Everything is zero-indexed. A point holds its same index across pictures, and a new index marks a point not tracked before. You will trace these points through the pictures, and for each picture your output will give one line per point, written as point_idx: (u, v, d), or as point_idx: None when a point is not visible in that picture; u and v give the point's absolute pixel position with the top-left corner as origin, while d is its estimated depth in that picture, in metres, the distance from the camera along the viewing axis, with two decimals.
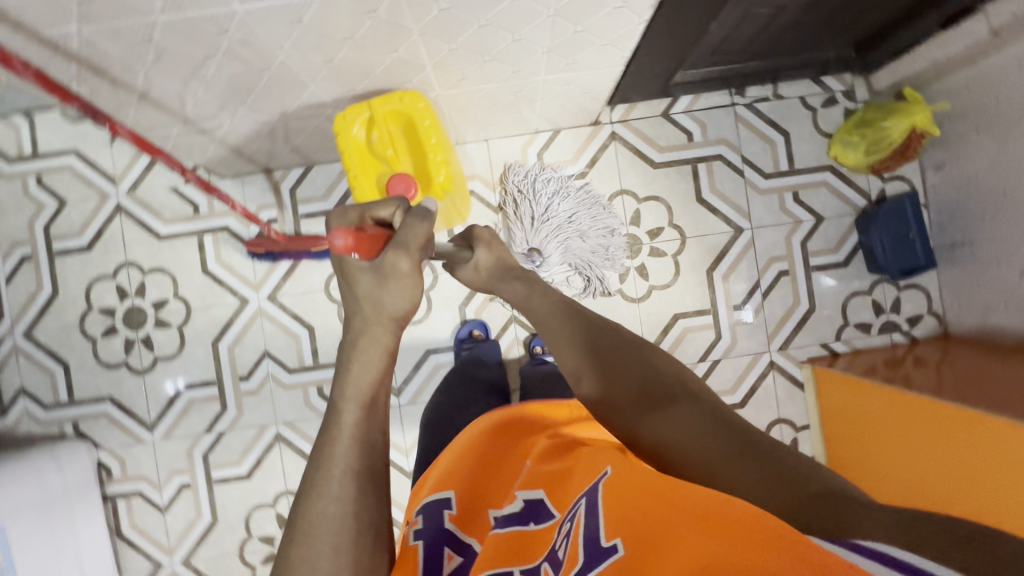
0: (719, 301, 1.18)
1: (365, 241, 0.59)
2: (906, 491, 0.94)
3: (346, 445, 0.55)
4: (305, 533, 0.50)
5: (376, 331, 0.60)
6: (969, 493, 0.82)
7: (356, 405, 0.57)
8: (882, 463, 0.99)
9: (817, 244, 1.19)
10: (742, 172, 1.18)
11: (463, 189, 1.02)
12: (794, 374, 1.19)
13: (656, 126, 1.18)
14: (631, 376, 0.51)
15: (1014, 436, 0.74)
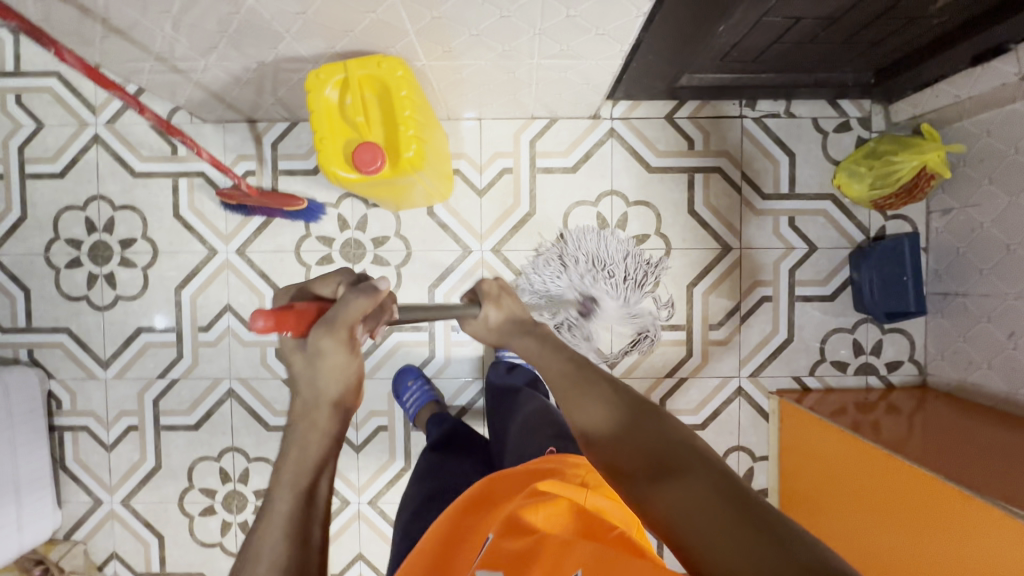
0: (695, 319, 1.15)
1: (290, 317, 0.51)
2: (847, 536, 0.92)
3: (286, 529, 0.48)
4: None
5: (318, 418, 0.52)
6: (911, 553, 0.79)
7: (293, 492, 0.50)
8: (830, 505, 0.97)
9: (806, 274, 1.14)
10: (739, 189, 1.13)
11: (443, 169, 0.97)
12: (761, 403, 1.16)
13: (658, 129, 1.13)
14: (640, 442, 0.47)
15: (984, 524, 0.70)
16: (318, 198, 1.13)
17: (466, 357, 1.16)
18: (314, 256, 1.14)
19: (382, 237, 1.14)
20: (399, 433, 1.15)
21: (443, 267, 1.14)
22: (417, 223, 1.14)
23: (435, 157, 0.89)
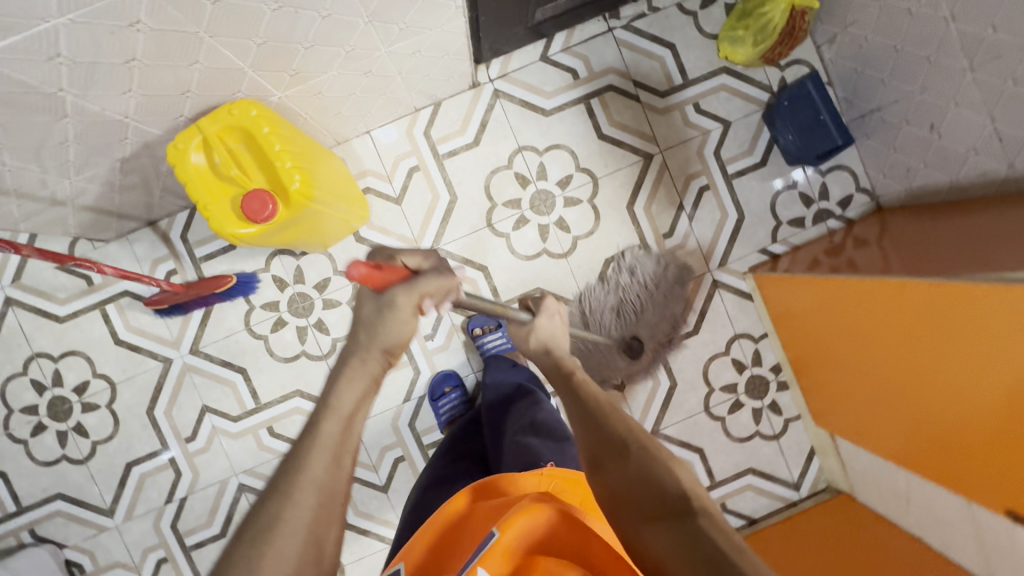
0: (647, 234, 1.14)
1: (376, 275, 0.60)
2: (875, 374, 0.87)
3: (322, 459, 0.54)
4: (264, 537, 0.48)
5: (369, 353, 0.63)
6: (937, 365, 0.74)
7: (340, 427, 0.56)
8: (847, 347, 0.93)
9: (731, 150, 1.15)
10: (637, 97, 1.13)
11: (342, 191, 0.95)
12: (740, 288, 1.16)
13: (538, 73, 1.12)
14: (650, 483, 0.55)
15: (949, 309, 0.69)
16: (247, 269, 1.11)
17: (451, 360, 1.14)
18: (266, 325, 1.11)
19: (323, 281, 1.12)
20: (417, 459, 1.13)
21: None
22: (351, 253, 1.12)
23: (327, 182, 0.86)
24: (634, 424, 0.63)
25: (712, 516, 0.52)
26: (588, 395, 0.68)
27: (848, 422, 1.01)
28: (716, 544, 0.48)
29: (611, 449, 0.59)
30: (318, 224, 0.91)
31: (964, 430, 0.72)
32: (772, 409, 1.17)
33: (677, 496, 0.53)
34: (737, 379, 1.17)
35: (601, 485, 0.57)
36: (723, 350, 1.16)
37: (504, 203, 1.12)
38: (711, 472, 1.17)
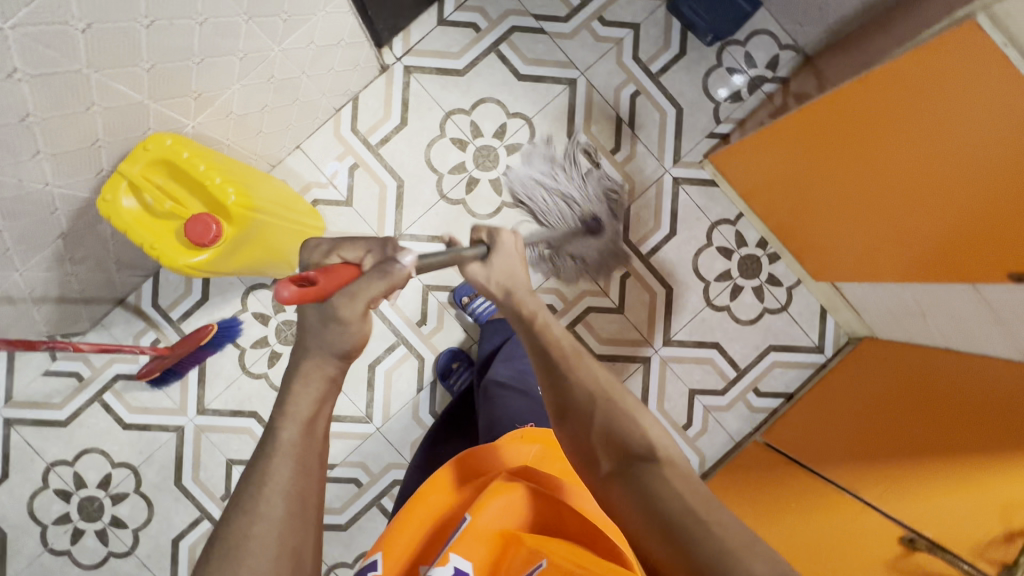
0: (596, 156, 1.14)
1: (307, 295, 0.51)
2: (859, 200, 0.85)
3: (286, 470, 0.52)
4: (231, 554, 0.48)
5: (325, 365, 0.57)
6: (914, 173, 0.73)
7: (299, 424, 0.55)
8: (821, 193, 0.92)
9: (649, 50, 1.15)
10: (542, 30, 1.13)
11: (287, 208, 0.95)
12: (702, 177, 1.16)
13: (441, 38, 1.12)
14: (620, 447, 0.55)
15: (891, 94, 0.69)
16: (226, 315, 1.11)
17: (450, 337, 1.14)
18: (262, 362, 1.11)
19: None
20: None
21: None
22: None
23: (268, 201, 0.86)
24: (608, 382, 0.62)
25: (676, 468, 0.53)
26: (554, 349, 0.65)
27: (850, 265, 1.00)
28: (678, 492, 0.49)
29: (582, 408, 0.59)
30: (274, 243, 0.92)
31: (960, 205, 0.70)
32: (771, 283, 1.17)
33: (643, 449, 0.54)
34: (728, 266, 1.16)
35: (571, 438, 0.59)
36: (706, 242, 1.16)
37: (450, 171, 1.12)
38: (733, 361, 1.17)
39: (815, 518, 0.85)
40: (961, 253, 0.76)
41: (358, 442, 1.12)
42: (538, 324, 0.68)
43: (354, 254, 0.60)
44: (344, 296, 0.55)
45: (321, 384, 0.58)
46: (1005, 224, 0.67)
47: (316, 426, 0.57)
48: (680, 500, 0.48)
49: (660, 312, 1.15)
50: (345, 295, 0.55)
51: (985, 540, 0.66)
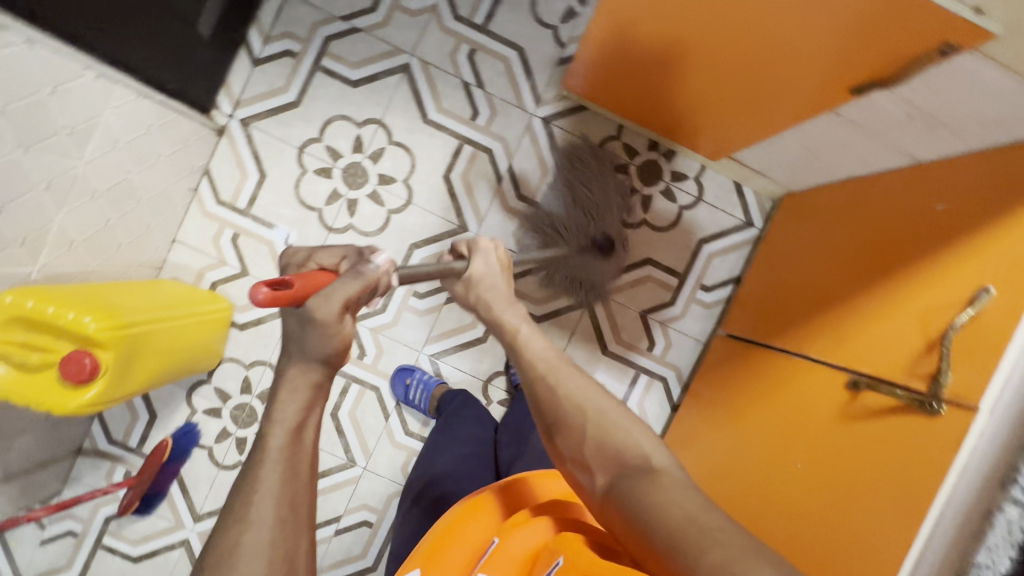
0: (458, 129, 1.10)
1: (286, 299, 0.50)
2: (713, 77, 0.81)
3: (274, 483, 0.47)
4: (224, 558, 0.45)
5: (301, 365, 0.53)
6: (744, 18, 0.67)
7: (287, 427, 0.50)
8: (677, 79, 0.86)
9: (467, 4, 1.09)
10: (355, 28, 1.08)
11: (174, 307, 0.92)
12: (570, 107, 1.12)
13: (261, 79, 1.08)
14: (611, 458, 0.56)
15: None
16: (180, 422, 1.11)
17: (395, 358, 1.13)
18: (232, 451, 1.12)
19: (244, 382, 1.12)
20: None
21: None
22: (246, 342, 1.11)
23: (144, 310, 0.86)
24: (594, 392, 0.61)
25: (670, 474, 0.53)
26: (534, 367, 0.64)
27: (742, 139, 0.95)
28: (667, 499, 0.49)
29: (569, 423, 0.59)
30: (174, 340, 0.93)
31: (793, 48, 0.65)
32: (677, 180, 1.14)
33: (636, 461, 0.54)
34: (629, 180, 1.14)
35: (568, 453, 0.59)
36: (598, 167, 1.13)
37: (327, 203, 1.10)
38: (671, 269, 1.15)
39: (785, 393, 0.82)
40: (825, 96, 0.71)
41: (351, 488, 1.13)
42: (523, 341, 0.67)
43: (327, 258, 0.60)
44: (314, 296, 0.52)
45: (302, 394, 0.52)
46: (848, 54, 0.61)
47: (304, 434, 0.51)
48: (676, 512, 0.47)
49: None
50: (314, 299, 0.52)
51: (913, 357, 0.63)
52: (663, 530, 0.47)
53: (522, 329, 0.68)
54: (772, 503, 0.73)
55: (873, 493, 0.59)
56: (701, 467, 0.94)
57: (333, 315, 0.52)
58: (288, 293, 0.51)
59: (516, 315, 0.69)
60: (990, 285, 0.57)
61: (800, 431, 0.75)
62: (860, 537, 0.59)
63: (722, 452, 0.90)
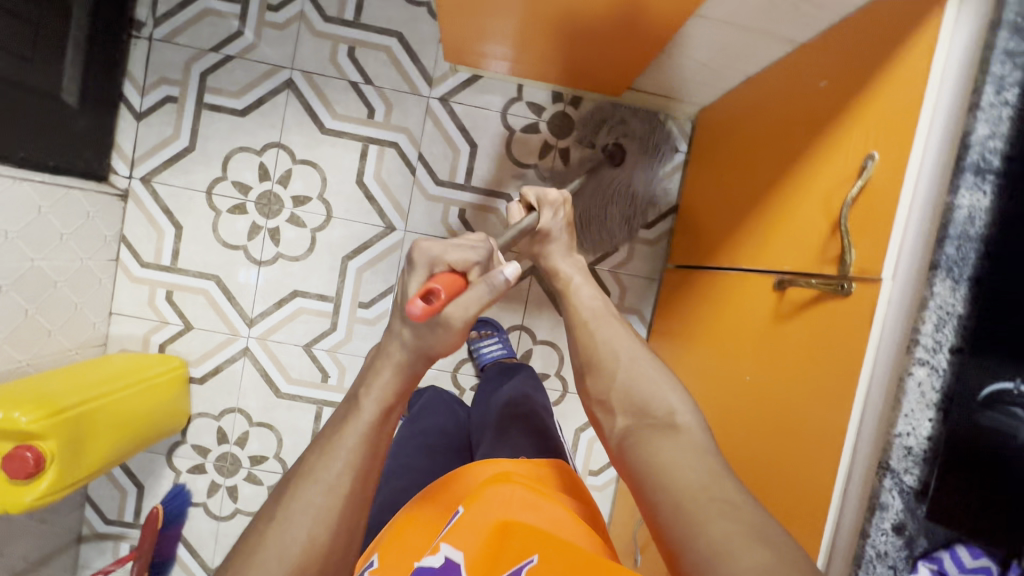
0: (358, 130, 1.08)
1: (438, 306, 0.45)
2: (574, 18, 0.77)
3: (356, 446, 0.47)
4: (278, 514, 0.45)
5: (406, 347, 0.50)
6: None
7: (378, 404, 0.49)
8: (543, 30, 0.83)
9: (332, 2, 1.06)
10: (227, 56, 1.05)
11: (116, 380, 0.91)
12: (463, 80, 1.09)
13: (149, 132, 1.06)
14: (637, 406, 0.56)
15: None
16: (168, 486, 1.12)
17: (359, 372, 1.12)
18: (227, 501, 1.12)
19: (219, 433, 1.12)
20: None
21: (260, 374, 1.11)
22: (210, 394, 1.11)
23: (90, 387, 0.86)
24: (630, 342, 0.63)
25: (694, 436, 0.51)
26: (580, 313, 0.68)
27: (632, 65, 0.91)
28: (687, 453, 0.49)
29: (601, 362, 0.62)
30: (139, 405, 0.94)
31: None
32: (590, 125, 1.11)
33: (660, 413, 0.54)
34: (542, 137, 1.11)
35: (594, 393, 0.61)
36: (508, 132, 1.10)
37: (249, 238, 1.08)
38: None
39: (729, 302, 0.80)
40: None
41: None
42: (573, 290, 0.71)
43: (460, 258, 0.51)
44: (456, 305, 0.47)
45: (402, 370, 0.50)
46: None
47: (394, 412, 0.50)
48: (692, 468, 0.47)
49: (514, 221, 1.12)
50: (463, 305, 0.47)
51: (823, 242, 0.61)
52: (673, 489, 0.46)
53: (575, 284, 0.72)
54: (727, 415, 0.74)
55: (812, 396, 0.58)
56: None
57: (467, 323, 0.48)
58: (435, 307, 0.45)
59: (572, 268, 0.74)
60: (875, 151, 0.55)
61: (743, 343, 0.74)
62: (796, 438, 0.58)
63: (687, 380, 0.89)
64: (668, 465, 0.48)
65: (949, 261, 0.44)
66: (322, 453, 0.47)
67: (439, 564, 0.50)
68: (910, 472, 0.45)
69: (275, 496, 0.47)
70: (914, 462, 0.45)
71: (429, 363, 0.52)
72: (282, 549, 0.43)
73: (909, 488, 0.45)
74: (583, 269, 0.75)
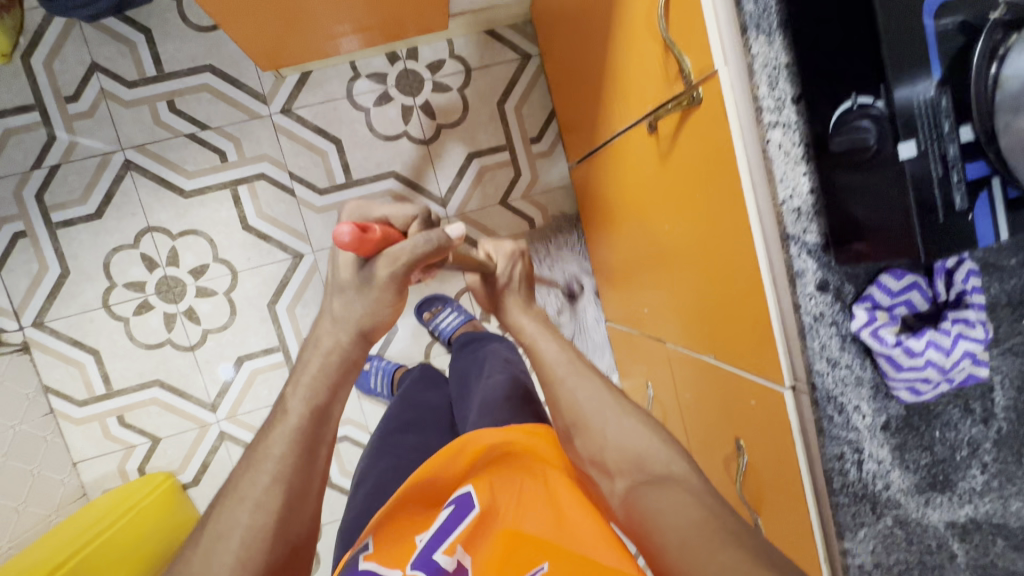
0: (219, 177, 1.02)
1: (367, 242, 0.43)
2: None
3: (286, 450, 0.47)
4: (211, 527, 0.45)
5: (333, 328, 0.50)
6: None
7: (308, 407, 0.49)
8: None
9: (127, 66, 0.99)
10: (53, 166, 0.98)
11: (118, 522, 0.89)
12: (295, 83, 1.03)
13: (14, 276, 0.99)
14: (631, 461, 0.52)
15: None
16: None
17: None
18: None
19: None
20: None
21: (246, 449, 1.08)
22: (210, 490, 1.08)
23: (83, 533, 0.86)
24: (607, 395, 0.57)
25: (690, 482, 0.48)
26: (551, 369, 0.61)
27: None
28: (683, 504, 0.46)
29: (585, 420, 0.56)
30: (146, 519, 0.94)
31: None
32: (437, 70, 1.07)
33: (657, 469, 0.50)
34: (398, 102, 1.06)
35: (584, 453, 0.56)
36: (364, 112, 1.06)
37: (169, 330, 1.04)
38: (494, 147, 1.10)
39: (628, 171, 0.79)
40: None
41: None
42: (538, 346, 0.64)
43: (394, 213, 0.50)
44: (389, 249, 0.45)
45: (333, 359, 0.50)
46: None
47: (330, 413, 0.50)
48: (691, 515, 0.44)
49: (413, 193, 1.09)
50: (395, 248, 0.45)
51: (665, 65, 0.59)
52: (673, 533, 0.44)
53: (541, 339, 0.64)
54: (671, 269, 0.73)
55: (720, 213, 0.57)
56: (633, 315, 0.94)
57: (396, 271, 0.46)
58: (364, 241, 0.43)
59: (530, 318, 0.67)
60: None
61: (651, 197, 0.73)
62: (727, 258, 0.58)
63: (631, 260, 0.88)
64: (659, 521, 0.45)
65: (753, 17, 0.44)
66: (251, 462, 0.47)
67: (450, 567, 0.52)
68: (809, 230, 0.45)
69: (210, 511, 0.47)
70: (807, 219, 0.45)
71: (364, 345, 0.51)
72: (212, 567, 0.43)
73: (814, 246, 0.46)
74: (543, 316, 0.68)
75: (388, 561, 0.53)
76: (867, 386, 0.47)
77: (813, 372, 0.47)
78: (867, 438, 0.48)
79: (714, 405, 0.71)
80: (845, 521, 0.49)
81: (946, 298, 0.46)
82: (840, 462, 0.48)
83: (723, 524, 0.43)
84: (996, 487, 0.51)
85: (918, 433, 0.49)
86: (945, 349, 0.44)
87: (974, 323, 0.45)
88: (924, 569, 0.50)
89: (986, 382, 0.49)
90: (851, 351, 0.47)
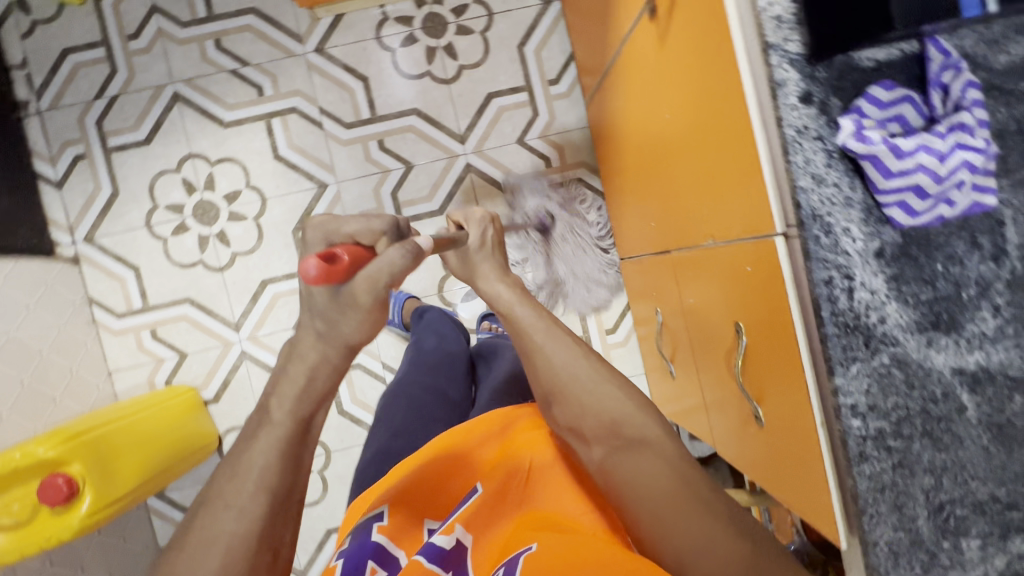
0: (255, 109, 1.10)
1: (337, 270, 0.37)
2: None
3: (268, 463, 0.42)
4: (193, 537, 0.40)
5: (318, 349, 0.44)
6: None
7: (294, 417, 0.44)
8: None
9: (182, 8, 1.09)
10: (113, 96, 1.09)
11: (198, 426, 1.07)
12: (329, 24, 1.11)
13: (72, 194, 1.09)
14: (606, 426, 0.47)
15: None
16: None
17: None
18: None
19: None
20: None
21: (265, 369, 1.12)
22: (227, 408, 1.12)
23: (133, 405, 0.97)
24: (583, 358, 0.50)
25: (663, 445, 0.45)
26: (526, 336, 0.51)
27: None
28: (656, 470, 0.44)
29: (564, 389, 0.49)
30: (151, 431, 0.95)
31: None
32: (460, 12, 1.12)
33: (630, 429, 0.46)
34: (423, 43, 1.12)
35: (561, 420, 0.49)
36: (391, 52, 1.11)
37: (202, 250, 1.11)
38: (513, 88, 1.14)
39: (634, 75, 0.79)
40: None
41: None
42: (513, 313, 0.52)
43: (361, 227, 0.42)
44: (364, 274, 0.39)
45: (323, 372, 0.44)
46: None
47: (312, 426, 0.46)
48: (666, 484, 0.43)
49: (431, 129, 1.13)
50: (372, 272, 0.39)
51: None
52: (652, 503, 0.43)
53: (515, 304, 0.53)
54: (672, 158, 0.72)
55: (715, 69, 0.56)
56: (646, 241, 0.93)
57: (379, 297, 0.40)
58: (335, 270, 0.37)
59: (506, 283, 0.55)
60: None
61: (654, 89, 0.73)
62: (719, 113, 0.57)
63: (639, 178, 0.88)
64: (636, 487, 0.44)
65: None
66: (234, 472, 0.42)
67: (449, 547, 0.47)
68: (790, 39, 0.45)
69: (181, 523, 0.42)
70: (789, 28, 0.45)
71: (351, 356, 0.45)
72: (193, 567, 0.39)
73: (797, 56, 0.45)
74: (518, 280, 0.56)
75: (400, 542, 0.50)
76: (856, 207, 0.46)
77: (796, 189, 0.46)
78: (858, 264, 0.46)
79: (715, 293, 0.68)
80: (835, 354, 0.46)
81: (942, 113, 0.45)
82: (828, 288, 0.46)
83: (695, 493, 0.43)
84: (1011, 334, 0.46)
85: (918, 265, 0.46)
86: (938, 154, 0.42)
87: (974, 131, 0.43)
88: (927, 419, 0.47)
89: (994, 215, 0.46)
90: (838, 169, 0.45)
